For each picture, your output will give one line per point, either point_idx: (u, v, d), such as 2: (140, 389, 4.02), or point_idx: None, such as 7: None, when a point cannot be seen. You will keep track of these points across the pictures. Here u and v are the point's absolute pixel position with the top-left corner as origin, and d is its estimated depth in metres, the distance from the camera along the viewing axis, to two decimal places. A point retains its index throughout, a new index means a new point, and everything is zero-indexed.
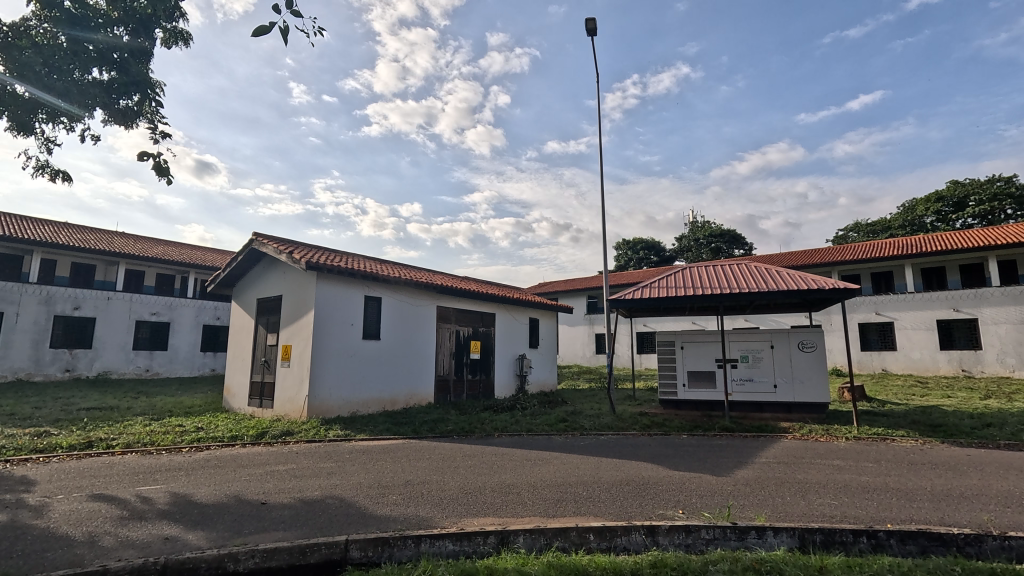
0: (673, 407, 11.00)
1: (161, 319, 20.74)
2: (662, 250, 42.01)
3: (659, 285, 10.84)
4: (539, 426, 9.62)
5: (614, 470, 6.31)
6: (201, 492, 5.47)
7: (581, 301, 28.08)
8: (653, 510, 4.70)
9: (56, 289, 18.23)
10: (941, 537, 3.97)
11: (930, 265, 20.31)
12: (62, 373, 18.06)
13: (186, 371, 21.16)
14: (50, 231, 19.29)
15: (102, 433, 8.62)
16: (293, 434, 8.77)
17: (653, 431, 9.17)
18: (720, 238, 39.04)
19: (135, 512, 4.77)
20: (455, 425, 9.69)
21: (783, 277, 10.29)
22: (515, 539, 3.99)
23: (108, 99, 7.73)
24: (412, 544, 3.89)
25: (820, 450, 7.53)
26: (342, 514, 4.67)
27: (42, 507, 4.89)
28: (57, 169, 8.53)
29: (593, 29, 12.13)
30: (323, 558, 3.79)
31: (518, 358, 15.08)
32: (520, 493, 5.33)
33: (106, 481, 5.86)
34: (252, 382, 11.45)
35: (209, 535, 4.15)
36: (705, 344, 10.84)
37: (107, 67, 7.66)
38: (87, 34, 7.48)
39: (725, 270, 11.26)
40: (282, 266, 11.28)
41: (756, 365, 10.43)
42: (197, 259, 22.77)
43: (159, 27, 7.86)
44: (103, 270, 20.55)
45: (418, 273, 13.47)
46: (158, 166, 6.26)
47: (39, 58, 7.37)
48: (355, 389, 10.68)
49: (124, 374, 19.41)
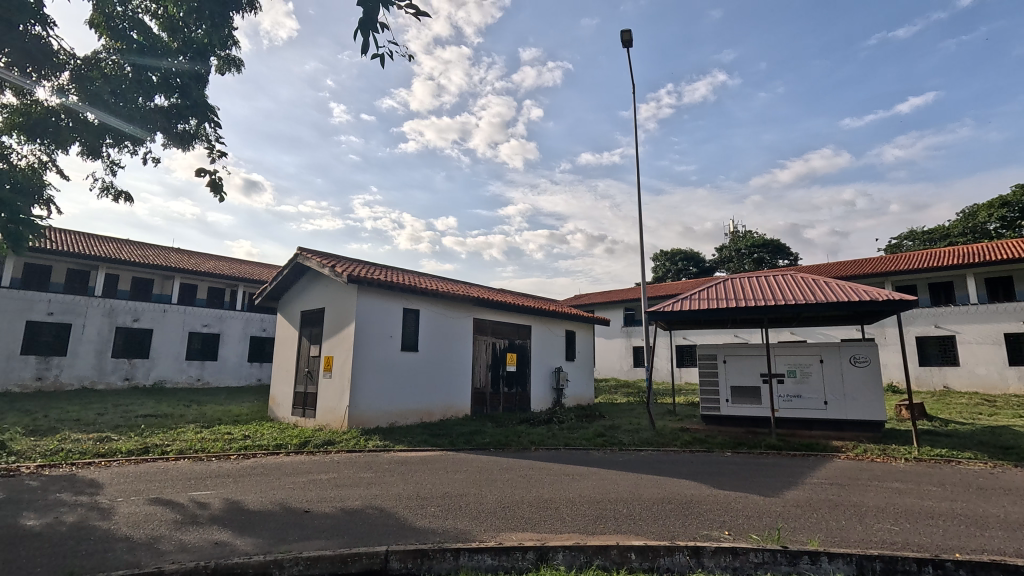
0: (716, 424, 10.66)
1: (212, 330, 21.75)
2: (702, 261, 41.11)
3: (700, 297, 10.57)
4: (576, 440, 9.50)
5: (656, 488, 6.12)
6: (252, 498, 5.64)
7: (618, 313, 27.76)
8: (697, 530, 4.54)
9: (118, 302, 19.42)
10: (1017, 571, 3.66)
11: (996, 274, 18.94)
12: (122, 381, 19.13)
13: (234, 380, 22.08)
14: (113, 248, 20.54)
15: (157, 439, 9.04)
16: (334, 443, 8.98)
17: (695, 447, 8.91)
18: (763, 247, 37.85)
19: (188, 516, 4.96)
20: (492, 438, 9.66)
21: (833, 288, 9.82)
22: (554, 556, 3.92)
23: (168, 125, 8.31)
24: (450, 557, 3.90)
25: (876, 471, 7.12)
26: (382, 525, 4.72)
27: (107, 509, 5.17)
28: (120, 191, 9.15)
29: (628, 40, 12.12)
30: (362, 569, 3.82)
31: (555, 370, 14.96)
32: (559, 509, 5.26)
33: (161, 486, 6.10)
34: (296, 393, 11.80)
35: (256, 542, 4.26)
36: (749, 358, 10.49)
37: (169, 94, 8.17)
38: (150, 63, 8.00)
39: (770, 281, 10.87)
40: (325, 280, 11.65)
41: (805, 380, 9.99)
42: (246, 273, 23.70)
43: (214, 55, 8.31)
44: (160, 284, 21.39)
45: (457, 287, 13.66)
46: (213, 183, 6.61)
47: (109, 87, 7.93)
48: (395, 400, 10.86)
49: (177, 383, 20.40)
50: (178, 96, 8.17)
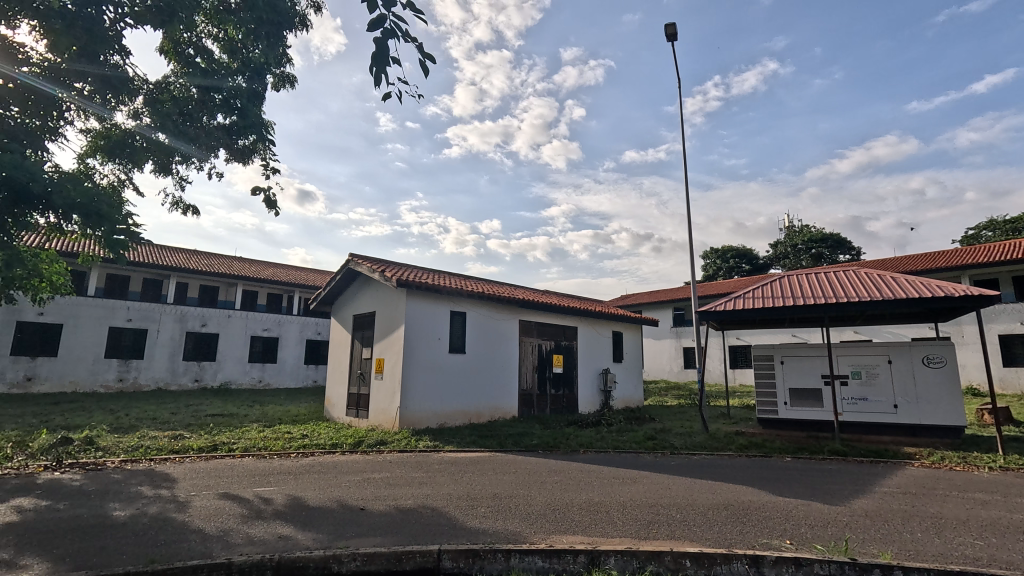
0: (774, 428, 10.20)
1: (272, 334, 22.88)
2: (755, 258, 39.50)
3: (754, 295, 10.15)
4: (626, 443, 9.34)
5: (711, 494, 5.92)
6: (311, 495, 5.89)
7: (667, 313, 27.11)
8: (756, 538, 4.36)
9: (188, 309, 20.78)
10: None
11: None
12: (192, 382, 20.48)
13: (292, 382, 23.13)
14: (183, 258, 22.01)
15: (224, 437, 9.61)
16: (386, 443, 9.24)
17: (751, 452, 8.56)
18: (822, 242, 35.94)
19: (254, 511, 5.24)
20: (540, 440, 9.65)
21: (901, 284, 9.21)
22: (605, 560, 3.87)
23: (229, 140, 8.87)
24: (501, 558, 3.92)
25: (955, 480, 6.61)
26: (434, 524, 4.81)
27: (182, 502, 5.54)
28: (188, 204, 9.79)
29: (673, 34, 11.84)
30: (416, 567, 3.92)
31: (602, 372, 14.77)
32: (610, 512, 5.19)
33: (229, 482, 6.47)
34: (349, 394, 12.22)
35: (316, 537, 4.45)
36: (809, 359, 9.97)
37: (229, 113, 8.68)
38: (212, 85, 8.54)
39: (830, 277, 10.30)
40: (375, 285, 12.02)
41: (872, 382, 9.39)
42: (301, 279, 24.78)
43: (270, 73, 8.87)
44: (224, 291, 22.68)
45: (502, 289, 13.75)
46: (268, 199, 7.07)
47: (177, 109, 8.45)
48: (444, 402, 11.05)
49: (241, 384, 21.60)
50: (236, 115, 8.64)
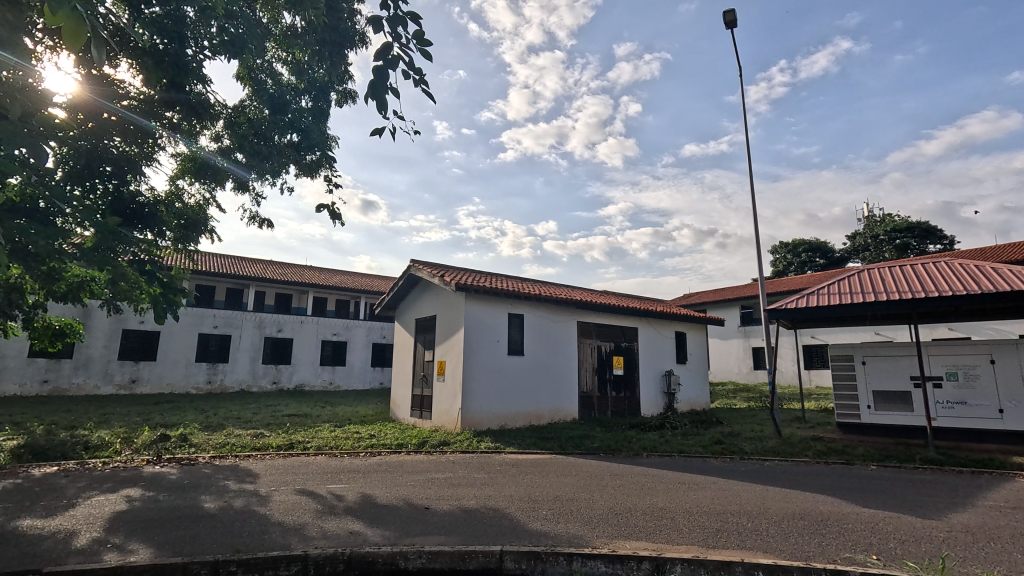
0: (856, 433, 9.49)
1: (341, 338, 24.05)
2: (831, 251, 36.96)
3: (830, 291, 9.51)
4: (692, 447, 9.02)
5: (785, 503, 5.59)
6: (378, 493, 6.13)
7: (734, 311, 25.92)
8: (837, 551, 4.08)
9: (266, 315, 22.27)
10: None
11: None
12: (271, 384, 21.92)
13: (360, 384, 24.18)
14: (260, 268, 23.63)
15: (300, 436, 10.22)
16: (449, 444, 9.45)
17: (831, 458, 8.01)
18: (908, 231, 33.06)
19: (327, 507, 5.53)
20: (601, 442, 9.51)
21: (1004, 275, 8.30)
22: (671, 568, 3.76)
23: (298, 156, 9.34)
24: (563, 561, 3.91)
25: None
26: (496, 525, 4.86)
27: (263, 496, 5.94)
28: (263, 218, 10.51)
29: (733, 20, 11.36)
30: (480, 566, 3.98)
31: (665, 374, 14.35)
32: (675, 519, 5.02)
33: (304, 478, 6.87)
34: (413, 396, 12.61)
35: (384, 534, 4.63)
36: (895, 359, 9.20)
37: (297, 131, 9.19)
38: (281, 107, 9.16)
39: (918, 270, 9.46)
40: (435, 289, 12.36)
41: (971, 384, 8.53)
42: (366, 285, 25.86)
43: (333, 91, 9.27)
44: (297, 298, 24.15)
45: (560, 291, 13.71)
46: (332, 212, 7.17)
47: (252, 130, 9.14)
48: (504, 403, 11.16)
49: (314, 386, 22.85)
50: (302, 133, 9.13)
